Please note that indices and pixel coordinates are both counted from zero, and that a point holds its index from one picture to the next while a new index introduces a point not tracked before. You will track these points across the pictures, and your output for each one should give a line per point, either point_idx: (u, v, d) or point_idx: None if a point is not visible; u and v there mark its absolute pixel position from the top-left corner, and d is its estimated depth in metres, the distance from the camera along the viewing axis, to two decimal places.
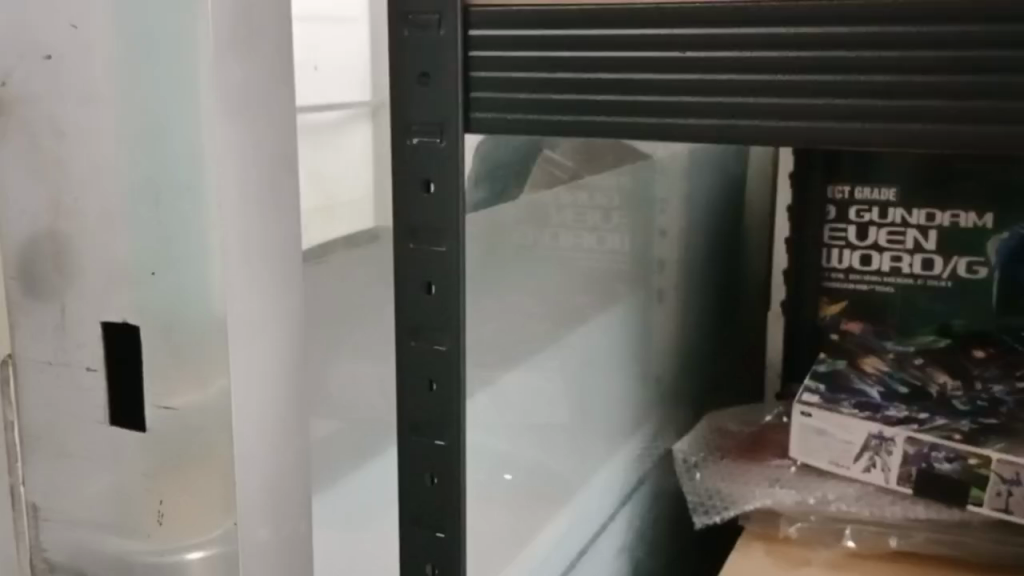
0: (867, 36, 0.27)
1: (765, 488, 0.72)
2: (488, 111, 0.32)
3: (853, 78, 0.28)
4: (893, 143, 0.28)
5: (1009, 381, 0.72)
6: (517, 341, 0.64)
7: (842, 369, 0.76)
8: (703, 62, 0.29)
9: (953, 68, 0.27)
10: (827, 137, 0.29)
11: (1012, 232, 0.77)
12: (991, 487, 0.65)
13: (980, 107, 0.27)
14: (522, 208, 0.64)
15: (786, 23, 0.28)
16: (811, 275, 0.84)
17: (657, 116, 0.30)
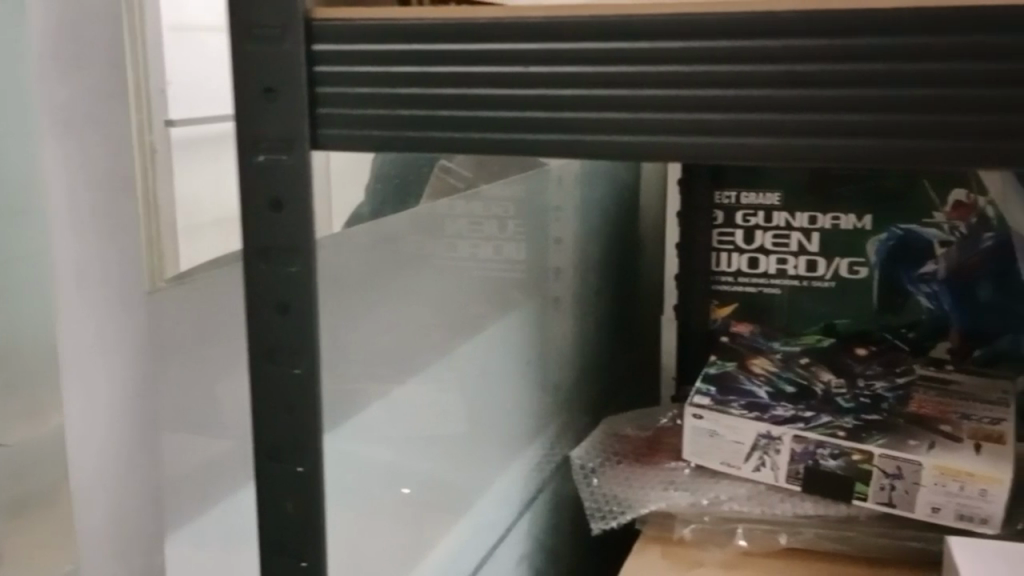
0: (711, 51, 0.28)
1: (660, 490, 0.73)
2: (339, 126, 0.31)
3: (706, 91, 0.28)
4: (744, 156, 0.28)
5: (889, 378, 0.74)
6: (415, 351, 0.63)
7: (731, 371, 0.77)
8: (551, 78, 0.29)
9: (791, 83, 0.27)
10: (677, 151, 0.29)
11: (889, 232, 0.80)
12: (874, 482, 0.67)
13: (819, 121, 0.28)
14: (419, 219, 0.63)
15: (624, 38, 0.28)
16: (700, 280, 0.85)
17: (509, 133, 0.30)
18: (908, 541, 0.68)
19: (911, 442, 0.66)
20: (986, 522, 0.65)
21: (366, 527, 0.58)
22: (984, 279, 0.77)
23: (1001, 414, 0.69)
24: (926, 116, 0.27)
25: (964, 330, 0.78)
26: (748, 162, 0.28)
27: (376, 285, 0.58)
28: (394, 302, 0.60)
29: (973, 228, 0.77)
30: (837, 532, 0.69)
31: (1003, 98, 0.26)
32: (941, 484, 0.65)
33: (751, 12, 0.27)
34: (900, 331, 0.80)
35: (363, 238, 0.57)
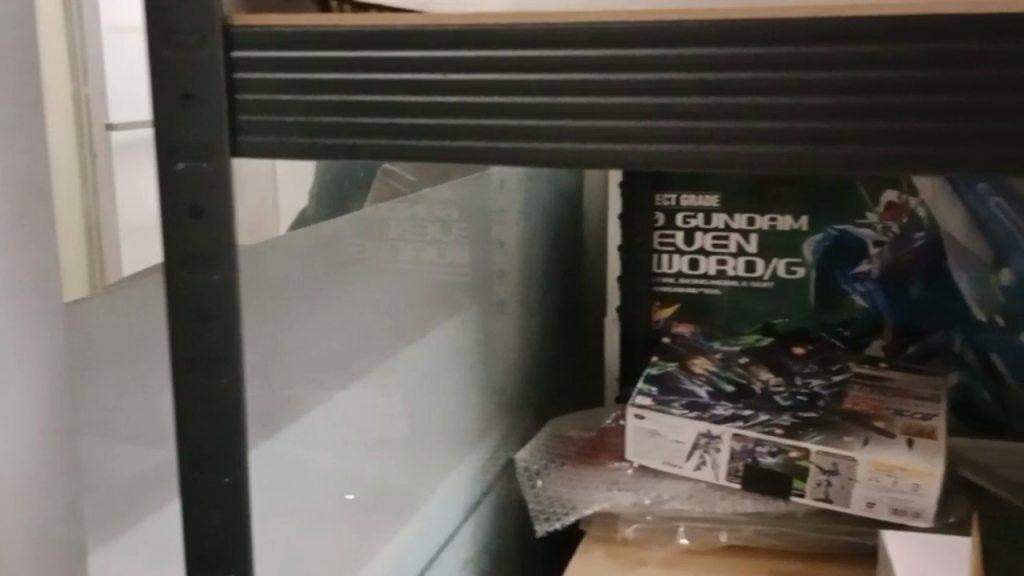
0: (628, 60, 0.28)
1: (604, 491, 0.73)
2: (263, 134, 0.31)
3: (625, 99, 0.29)
4: (663, 162, 0.29)
5: (826, 375, 0.76)
6: (358, 356, 0.63)
7: (672, 371, 0.78)
8: (474, 85, 0.30)
9: (704, 91, 0.28)
10: (596, 159, 0.29)
11: (824, 233, 0.81)
12: (811, 478, 0.68)
13: (734, 127, 0.28)
14: (361, 223, 0.63)
15: (543, 45, 0.29)
16: (643, 281, 0.86)
17: (429, 140, 0.30)
18: (843, 536, 0.69)
19: (846, 439, 0.68)
20: (918, 515, 0.66)
21: (309, 537, 0.57)
22: (917, 277, 0.79)
23: (932, 410, 0.71)
24: (835, 123, 0.28)
25: (897, 327, 0.80)
26: (670, 167, 0.29)
27: (316, 289, 0.58)
28: (336, 306, 0.60)
29: (904, 227, 0.79)
30: (776, 528, 0.70)
31: (906, 105, 0.27)
32: (875, 479, 0.66)
33: (667, 22, 0.28)
34: (835, 329, 0.82)
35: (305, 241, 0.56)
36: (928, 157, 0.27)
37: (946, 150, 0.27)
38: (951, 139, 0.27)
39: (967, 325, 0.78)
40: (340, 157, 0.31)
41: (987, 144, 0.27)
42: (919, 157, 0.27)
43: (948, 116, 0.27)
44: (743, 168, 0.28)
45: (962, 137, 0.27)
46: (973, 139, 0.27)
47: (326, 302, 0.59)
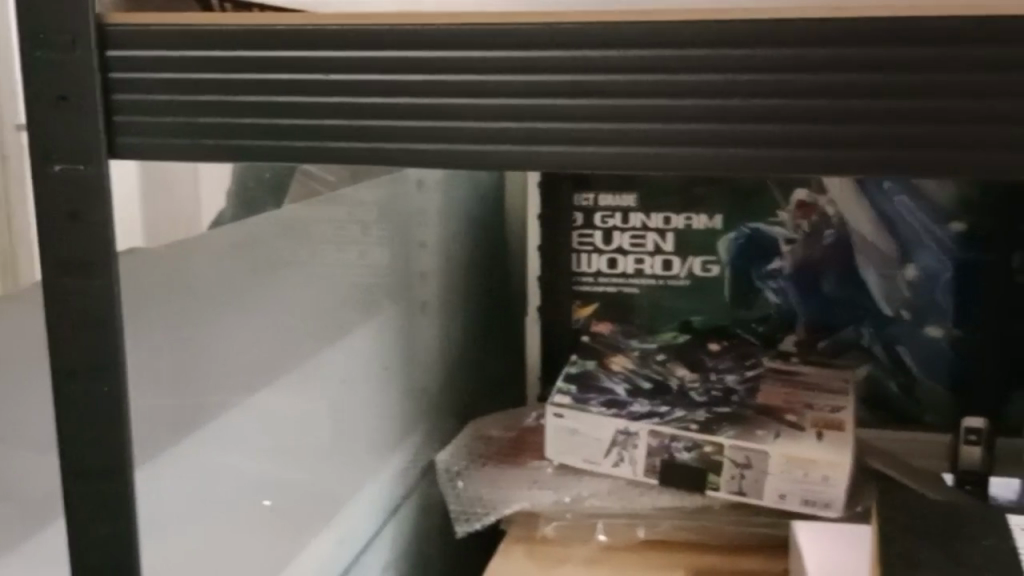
0: (517, 62, 0.30)
1: (524, 490, 0.74)
2: (177, 136, 0.32)
3: (528, 101, 0.30)
4: (551, 162, 0.31)
5: (740, 371, 0.77)
6: (280, 358, 0.62)
7: (591, 369, 0.79)
8: (374, 86, 0.31)
9: (587, 92, 0.30)
10: (488, 158, 0.31)
11: (738, 231, 0.83)
12: (725, 472, 0.69)
13: (613, 128, 0.30)
14: (276, 223, 0.62)
15: (438, 46, 0.30)
16: (563, 281, 0.86)
17: (318, 141, 0.32)
18: (757, 527, 0.71)
19: (759, 432, 0.69)
20: (829, 506, 0.68)
21: (223, 539, 0.56)
22: (828, 274, 0.81)
23: (842, 402, 0.73)
24: (725, 125, 0.30)
25: (810, 323, 0.82)
26: (570, 168, 0.31)
27: (236, 291, 0.57)
28: (256, 308, 0.59)
29: (815, 226, 0.81)
30: (693, 522, 0.71)
31: (787, 106, 0.29)
32: (787, 471, 0.68)
33: (572, 26, 0.30)
34: (750, 325, 0.84)
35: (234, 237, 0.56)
36: (807, 158, 0.30)
37: (821, 151, 0.29)
38: (827, 140, 0.29)
39: (876, 319, 0.81)
40: (253, 159, 0.32)
41: (859, 145, 0.29)
42: (802, 157, 0.30)
43: (823, 119, 0.29)
44: (637, 168, 0.30)
45: (836, 138, 0.29)
46: (846, 139, 0.29)
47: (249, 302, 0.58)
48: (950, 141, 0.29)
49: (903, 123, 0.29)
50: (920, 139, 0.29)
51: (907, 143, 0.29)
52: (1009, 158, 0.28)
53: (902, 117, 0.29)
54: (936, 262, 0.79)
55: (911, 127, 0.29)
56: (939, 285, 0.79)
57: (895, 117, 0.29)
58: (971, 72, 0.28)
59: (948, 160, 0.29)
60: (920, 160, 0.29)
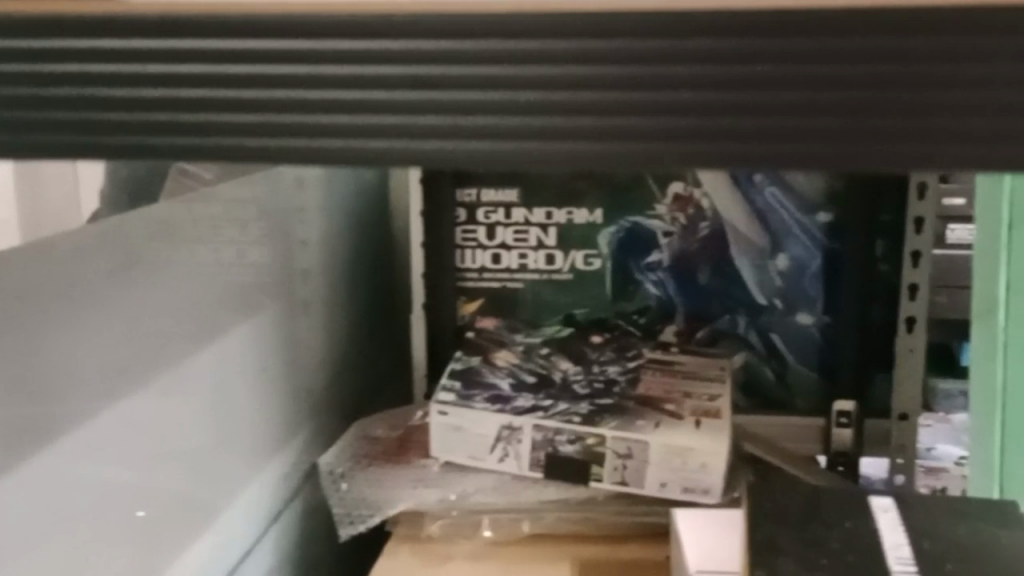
0: (330, 53, 0.32)
1: (408, 489, 0.73)
2: (20, 132, 0.33)
3: (365, 93, 0.32)
4: (365, 159, 0.33)
5: (621, 362, 0.79)
6: (150, 361, 0.59)
7: (475, 366, 0.78)
8: (196, 78, 0.33)
9: (404, 84, 0.32)
10: (305, 154, 0.33)
11: (619, 224, 0.84)
12: (608, 462, 0.70)
13: (429, 121, 0.32)
14: (152, 222, 0.59)
15: (259, 35, 0.32)
16: (447, 278, 0.85)
17: (132, 135, 0.33)
18: (640, 516, 0.71)
19: (640, 422, 0.70)
20: (707, 492, 0.69)
21: (77, 548, 0.52)
22: (704, 265, 0.83)
23: (719, 391, 0.75)
24: (554, 120, 0.31)
25: (688, 313, 0.84)
26: (414, 165, 0.32)
27: (104, 292, 0.54)
28: (124, 308, 0.56)
29: (691, 217, 0.83)
30: (578, 514, 0.72)
31: (622, 101, 0.31)
32: (667, 459, 0.69)
33: (413, 12, 0.32)
34: (631, 317, 0.85)
35: (77, 242, 0.51)
36: (635, 151, 0.31)
37: (646, 145, 0.31)
38: (656, 135, 0.31)
39: (750, 308, 0.83)
40: (112, 156, 0.34)
41: (685, 138, 0.31)
42: (629, 151, 0.31)
43: (651, 111, 0.31)
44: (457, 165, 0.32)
45: (663, 131, 0.31)
46: (672, 133, 0.31)
47: (118, 303, 0.55)
48: (774, 134, 0.31)
49: (731, 115, 0.31)
50: (742, 133, 0.31)
51: (734, 135, 0.31)
52: (827, 150, 0.31)
53: (729, 110, 0.31)
54: (804, 253, 0.81)
55: (738, 120, 0.31)
56: (809, 274, 0.82)
57: (719, 111, 0.31)
58: (797, 64, 0.30)
59: (774, 153, 0.31)
60: (747, 152, 0.31)
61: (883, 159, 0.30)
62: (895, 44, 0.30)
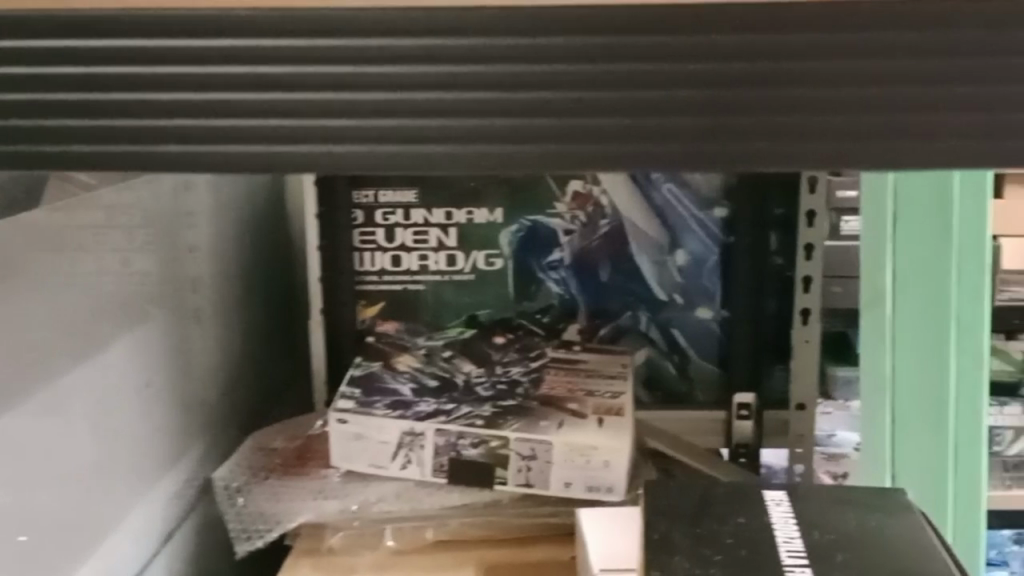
0: (219, 54, 0.36)
1: (308, 501, 0.71)
2: None
3: (259, 96, 0.36)
4: (255, 165, 0.36)
5: (524, 363, 0.78)
6: (28, 377, 0.55)
7: (376, 371, 0.77)
8: (98, 83, 0.36)
9: (289, 88, 0.36)
10: (199, 160, 0.36)
11: (519, 223, 0.83)
12: (512, 464, 0.69)
13: (316, 125, 0.36)
14: (28, 230, 0.56)
15: (150, 39, 0.36)
16: (346, 281, 0.83)
17: (39, 142, 0.36)
18: (545, 517, 0.71)
19: (542, 423, 0.69)
20: (612, 490, 0.69)
21: None
22: (604, 262, 0.83)
23: (621, 388, 0.75)
24: (443, 120, 0.36)
25: (590, 310, 0.84)
26: (309, 171, 0.36)
27: None
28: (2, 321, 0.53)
29: (590, 215, 0.83)
30: (482, 518, 0.71)
31: (506, 101, 0.35)
32: (570, 459, 0.69)
33: (300, 8, 0.35)
34: (534, 316, 0.84)
35: None
36: (519, 152, 0.36)
37: (525, 151, 0.36)
38: (533, 136, 0.36)
39: (651, 304, 0.83)
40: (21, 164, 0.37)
41: (559, 139, 0.36)
42: (511, 152, 0.36)
43: (533, 113, 0.35)
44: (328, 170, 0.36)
45: (542, 132, 0.36)
46: (548, 134, 0.36)
47: None
48: (637, 133, 0.35)
49: (599, 115, 0.35)
50: (609, 132, 0.35)
51: (601, 136, 0.35)
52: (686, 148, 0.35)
53: (597, 110, 0.35)
54: (702, 247, 0.82)
55: (604, 120, 0.35)
56: (707, 269, 0.83)
57: (589, 111, 0.35)
58: (657, 65, 0.35)
59: (637, 151, 0.35)
60: (614, 151, 0.35)
61: (731, 153, 0.35)
62: (740, 45, 0.35)
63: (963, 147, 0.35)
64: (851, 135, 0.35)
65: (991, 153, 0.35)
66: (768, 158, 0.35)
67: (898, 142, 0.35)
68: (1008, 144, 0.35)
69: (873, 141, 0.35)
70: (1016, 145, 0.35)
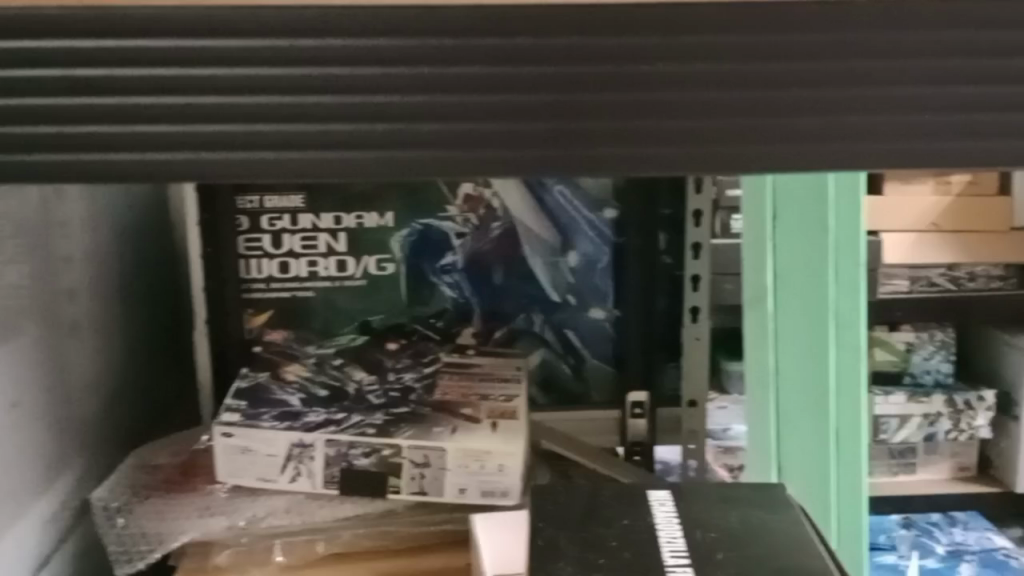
0: (95, 55, 0.35)
1: (194, 520, 0.68)
2: None
3: (139, 99, 0.36)
4: (136, 172, 0.37)
5: (418, 369, 0.77)
6: None
7: (263, 382, 0.74)
8: None
9: (167, 91, 0.36)
10: (76, 166, 0.36)
11: (410, 228, 0.82)
12: (405, 472, 0.68)
13: (196, 129, 0.36)
14: None
15: (20, 41, 0.35)
16: (229, 289, 0.80)
17: None
18: (440, 524, 0.70)
19: (435, 429, 0.69)
20: (507, 494, 0.68)
21: None
22: (497, 264, 0.83)
23: (515, 392, 0.74)
24: (318, 125, 0.36)
25: (484, 313, 0.83)
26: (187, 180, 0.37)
27: None
28: None
29: (482, 218, 0.82)
30: (376, 528, 0.70)
31: (363, 106, 0.36)
32: (463, 465, 0.68)
33: (172, 8, 0.35)
34: (428, 321, 0.84)
35: None
36: (380, 159, 0.37)
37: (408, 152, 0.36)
38: (392, 140, 0.36)
39: (545, 305, 0.84)
40: None
41: (421, 143, 0.36)
42: (369, 158, 0.37)
43: (390, 118, 0.36)
44: (164, 176, 0.37)
45: (400, 137, 0.36)
46: (404, 137, 0.36)
47: None
48: (496, 138, 0.36)
49: (455, 119, 0.36)
50: (467, 137, 0.36)
51: (454, 140, 0.36)
52: (553, 153, 0.37)
53: (453, 114, 0.36)
54: (593, 248, 0.83)
55: (461, 125, 0.36)
56: (598, 269, 0.83)
57: (446, 115, 0.36)
58: (512, 69, 0.36)
59: (497, 155, 0.36)
60: (473, 156, 0.36)
61: (596, 158, 0.37)
62: (593, 49, 0.36)
63: (807, 149, 0.37)
64: (701, 137, 0.37)
65: (835, 154, 0.37)
66: (622, 161, 0.37)
67: (744, 146, 0.37)
68: (850, 146, 0.37)
69: (722, 143, 0.37)
70: (856, 147, 0.37)
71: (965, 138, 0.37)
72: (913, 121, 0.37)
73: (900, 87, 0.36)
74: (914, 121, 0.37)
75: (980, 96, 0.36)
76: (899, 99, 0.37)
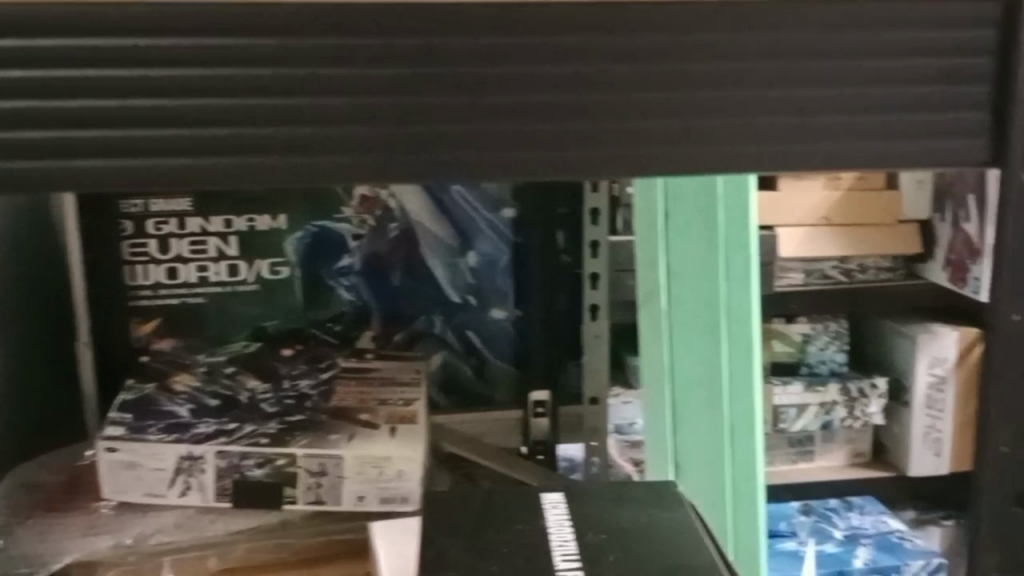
0: None
1: (78, 539, 0.65)
2: None
3: None
4: None
5: (314, 375, 0.75)
6: None
7: (149, 394, 0.71)
8: None
9: (23, 95, 0.35)
10: None
11: (305, 230, 0.81)
12: (300, 482, 0.66)
13: (56, 135, 0.35)
14: None
15: None
16: (114, 296, 0.77)
17: None
18: (338, 534, 0.68)
19: (331, 437, 0.67)
20: (407, 499, 0.67)
21: None
22: (395, 265, 0.83)
23: (415, 395, 0.73)
24: (179, 130, 0.36)
25: (383, 316, 0.83)
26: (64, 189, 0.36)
27: None
28: None
29: (379, 219, 0.82)
30: (271, 541, 0.67)
31: (232, 109, 0.36)
32: (361, 471, 0.66)
33: (30, 10, 0.34)
34: (325, 325, 0.82)
35: None
36: (255, 163, 0.36)
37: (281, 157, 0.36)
38: (265, 145, 0.36)
39: (445, 307, 0.84)
40: None
41: (292, 150, 0.36)
42: (246, 163, 0.36)
43: (264, 121, 0.36)
44: (32, 184, 0.35)
45: (269, 142, 0.36)
46: (271, 143, 0.36)
47: None
48: (369, 143, 0.37)
49: (329, 123, 0.36)
50: (339, 141, 0.36)
51: (325, 145, 0.36)
52: (425, 158, 0.37)
53: (328, 118, 0.36)
54: (492, 248, 0.84)
55: (333, 128, 0.36)
56: (498, 269, 0.84)
57: (318, 120, 0.36)
58: (380, 73, 0.36)
59: (368, 161, 0.37)
60: (346, 160, 0.37)
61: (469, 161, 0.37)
62: (461, 52, 0.36)
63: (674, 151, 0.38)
64: (580, 140, 0.37)
65: (713, 155, 0.38)
66: (506, 164, 0.37)
67: (613, 148, 0.37)
68: (714, 147, 0.38)
69: (603, 145, 0.37)
70: (720, 150, 0.38)
71: (838, 137, 0.38)
72: (773, 123, 0.38)
73: (761, 91, 0.38)
74: (774, 123, 0.38)
75: (833, 98, 0.38)
76: (760, 102, 0.38)
